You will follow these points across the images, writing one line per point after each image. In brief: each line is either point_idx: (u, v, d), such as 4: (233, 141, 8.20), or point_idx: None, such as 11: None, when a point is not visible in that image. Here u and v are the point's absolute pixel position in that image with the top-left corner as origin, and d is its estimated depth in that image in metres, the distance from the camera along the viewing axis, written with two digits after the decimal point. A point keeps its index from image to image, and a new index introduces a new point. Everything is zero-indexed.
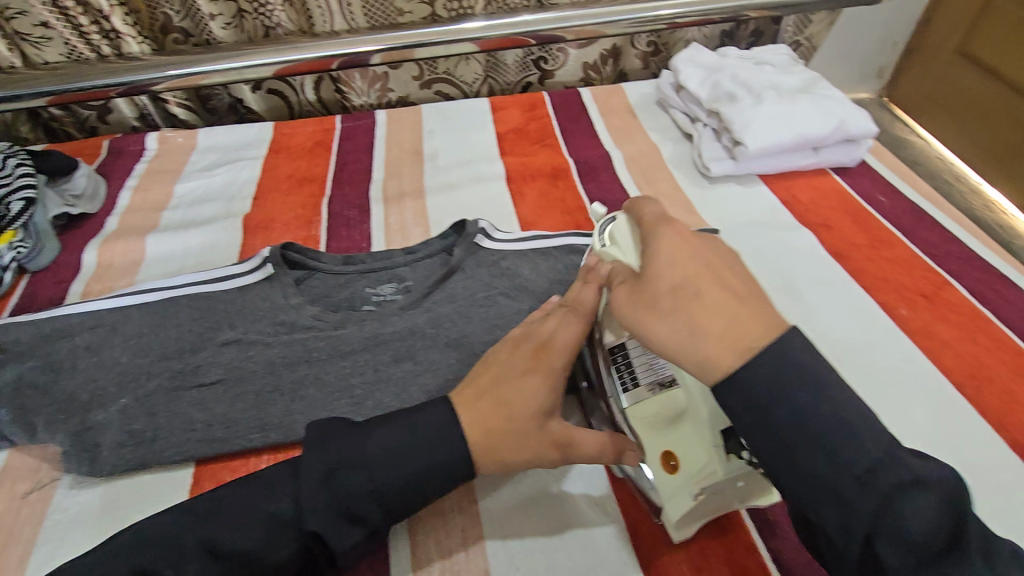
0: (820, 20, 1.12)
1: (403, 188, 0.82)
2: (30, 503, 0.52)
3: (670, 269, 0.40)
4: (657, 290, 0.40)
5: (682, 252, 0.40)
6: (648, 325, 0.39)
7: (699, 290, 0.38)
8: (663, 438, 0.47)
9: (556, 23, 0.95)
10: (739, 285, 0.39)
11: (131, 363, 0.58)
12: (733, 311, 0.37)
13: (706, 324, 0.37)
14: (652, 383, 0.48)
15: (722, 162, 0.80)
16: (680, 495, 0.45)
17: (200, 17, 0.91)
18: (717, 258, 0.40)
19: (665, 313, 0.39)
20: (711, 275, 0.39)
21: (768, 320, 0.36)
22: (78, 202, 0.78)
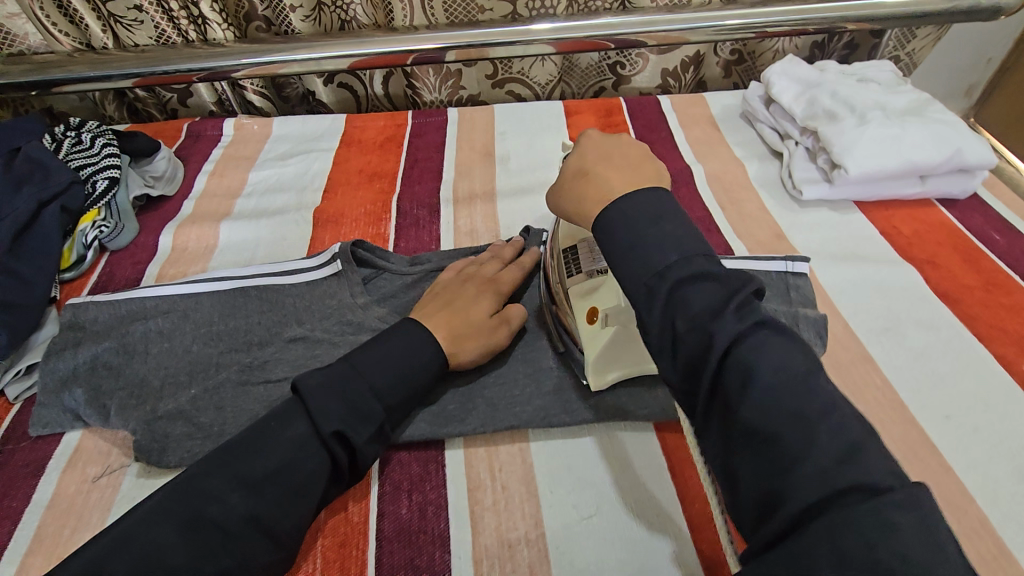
0: (926, 35, 1.03)
1: (474, 190, 0.80)
2: (100, 488, 0.51)
3: (575, 158, 0.50)
4: (565, 175, 0.51)
5: (596, 145, 0.51)
6: (563, 199, 0.50)
7: (591, 168, 0.48)
8: (586, 299, 0.53)
9: (640, 27, 0.91)
10: (630, 159, 0.48)
11: (201, 352, 0.58)
12: (605, 176, 0.47)
13: (585, 192, 0.47)
14: (589, 268, 0.54)
15: (816, 185, 0.74)
16: (597, 339, 0.51)
17: (282, 7, 0.92)
18: (625, 146, 0.50)
19: (566, 187, 0.50)
20: (604, 156, 0.49)
21: (640, 181, 0.45)
22: (157, 183, 0.80)
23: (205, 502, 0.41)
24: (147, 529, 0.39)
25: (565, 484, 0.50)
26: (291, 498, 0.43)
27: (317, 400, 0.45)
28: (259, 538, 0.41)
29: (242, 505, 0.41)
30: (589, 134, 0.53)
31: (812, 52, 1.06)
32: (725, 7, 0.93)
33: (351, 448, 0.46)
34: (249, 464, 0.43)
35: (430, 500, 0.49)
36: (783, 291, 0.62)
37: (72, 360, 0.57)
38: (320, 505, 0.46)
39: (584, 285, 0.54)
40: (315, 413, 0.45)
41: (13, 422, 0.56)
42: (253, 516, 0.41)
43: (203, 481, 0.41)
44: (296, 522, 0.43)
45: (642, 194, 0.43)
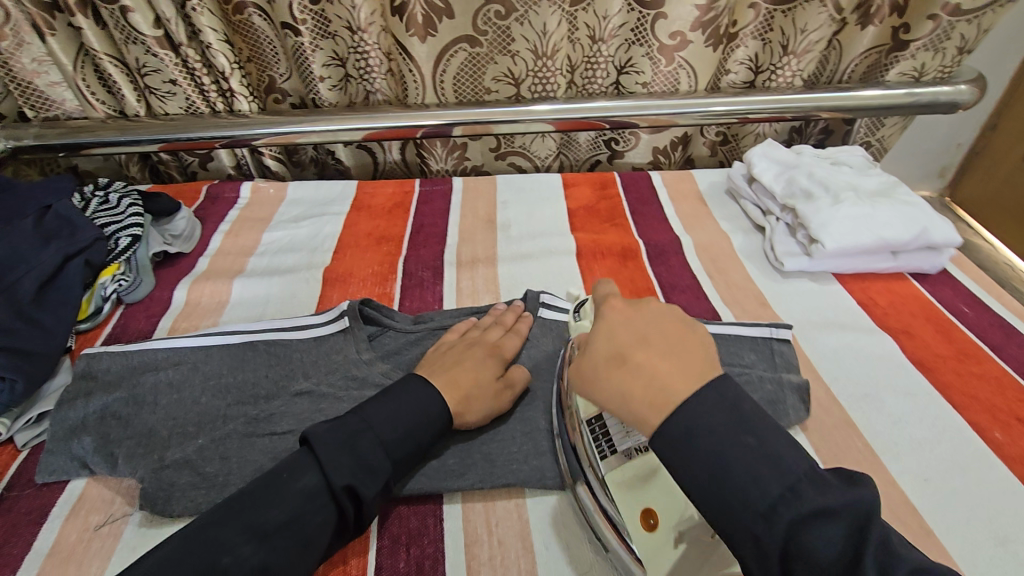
0: (893, 124, 1.12)
1: (477, 254, 0.85)
2: (101, 536, 0.52)
3: (604, 342, 0.44)
4: (594, 360, 0.44)
5: (622, 322, 0.45)
6: (598, 389, 0.43)
7: (628, 355, 0.42)
8: (637, 498, 0.48)
9: (631, 110, 1.01)
10: (669, 338, 0.43)
11: (209, 404, 0.60)
12: (650, 370, 0.41)
13: (631, 389, 0.41)
14: (627, 447, 0.50)
15: (796, 258, 0.79)
16: (662, 554, 0.45)
17: (311, 79, 0.99)
18: (657, 322, 0.44)
19: (599, 377, 0.43)
20: (642, 339, 0.43)
21: (694, 372, 0.41)
22: (176, 241, 0.84)
23: (217, 551, 0.42)
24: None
25: (561, 541, 0.51)
26: (298, 549, 0.44)
27: (327, 453, 0.47)
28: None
29: (254, 556, 0.42)
30: (608, 303, 0.47)
31: (790, 136, 1.15)
32: (709, 94, 1.02)
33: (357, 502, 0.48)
34: (259, 515, 0.44)
35: (427, 554, 0.50)
36: (768, 355, 0.65)
37: (83, 410, 0.59)
38: (324, 558, 0.47)
39: (633, 477, 0.49)
40: (327, 466, 0.47)
41: (18, 470, 0.57)
42: (263, 566, 0.42)
43: (214, 531, 0.43)
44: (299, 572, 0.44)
45: (705, 398, 0.39)
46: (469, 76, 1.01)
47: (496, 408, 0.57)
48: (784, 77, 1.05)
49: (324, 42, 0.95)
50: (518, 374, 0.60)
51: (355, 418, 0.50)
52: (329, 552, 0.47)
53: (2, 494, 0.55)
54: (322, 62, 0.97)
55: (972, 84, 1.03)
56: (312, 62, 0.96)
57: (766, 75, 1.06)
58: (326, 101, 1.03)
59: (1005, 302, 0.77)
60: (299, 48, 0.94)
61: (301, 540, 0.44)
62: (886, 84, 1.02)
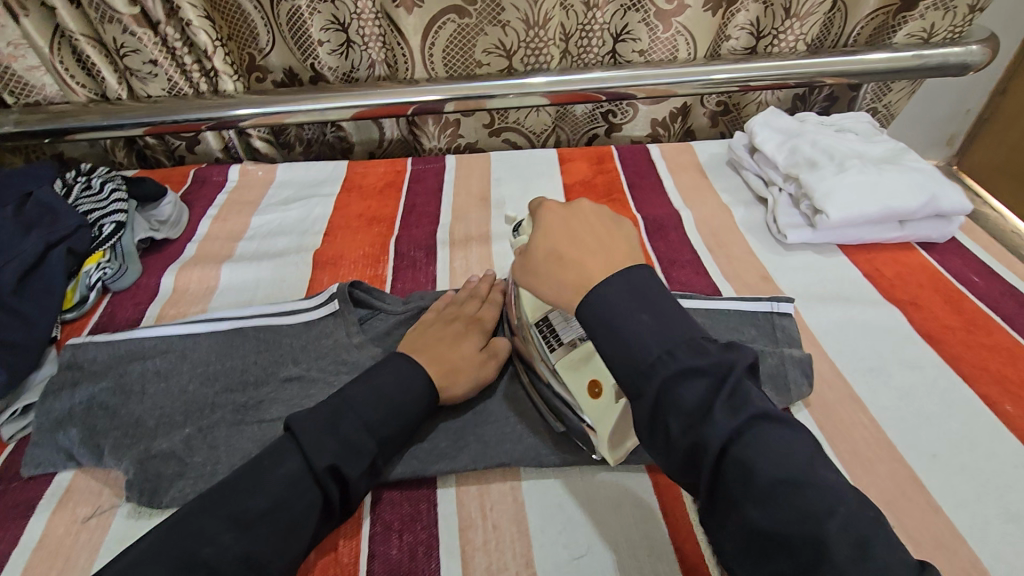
0: (901, 89, 1.08)
1: (470, 232, 0.83)
2: (89, 528, 0.51)
3: (541, 240, 0.47)
4: (533, 261, 0.47)
5: (556, 222, 0.48)
6: (538, 280, 0.46)
7: (562, 252, 0.46)
8: (576, 379, 0.52)
9: (629, 81, 0.97)
10: (599, 236, 0.46)
11: (197, 392, 0.59)
12: (572, 257, 0.45)
13: (564, 278, 0.45)
14: (570, 338, 0.54)
15: (799, 230, 0.77)
16: (607, 414, 0.48)
17: (308, 44, 0.95)
18: (587, 219, 0.48)
19: (537, 273, 0.47)
20: (573, 239, 0.46)
21: (620, 264, 0.44)
22: (162, 227, 0.82)
23: (199, 542, 0.40)
24: (139, 570, 0.39)
25: (556, 523, 0.50)
26: (282, 535, 0.43)
27: (309, 437, 0.46)
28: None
29: (237, 544, 0.41)
30: (545, 205, 0.50)
31: (794, 104, 1.12)
32: (709, 62, 0.99)
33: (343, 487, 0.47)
34: (241, 504, 0.43)
35: (421, 540, 0.49)
36: (770, 331, 0.64)
37: (69, 401, 0.58)
38: (310, 546, 0.45)
39: (574, 356, 0.53)
40: (310, 451, 0.45)
41: (6, 463, 0.56)
42: (247, 554, 0.41)
43: (197, 519, 0.42)
44: (286, 560, 0.43)
45: (622, 281, 0.42)
46: (459, 48, 0.97)
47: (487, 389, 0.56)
48: (787, 42, 1.01)
49: (322, 5, 0.90)
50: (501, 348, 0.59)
51: (341, 404, 0.48)
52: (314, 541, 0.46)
53: None
54: (320, 26, 0.92)
55: (983, 45, 0.98)
56: (309, 24, 0.92)
57: (768, 40, 1.02)
58: (326, 64, 0.98)
59: (1018, 270, 0.74)
60: (296, 11, 0.90)
61: (289, 529, 0.43)
62: (894, 46, 0.98)
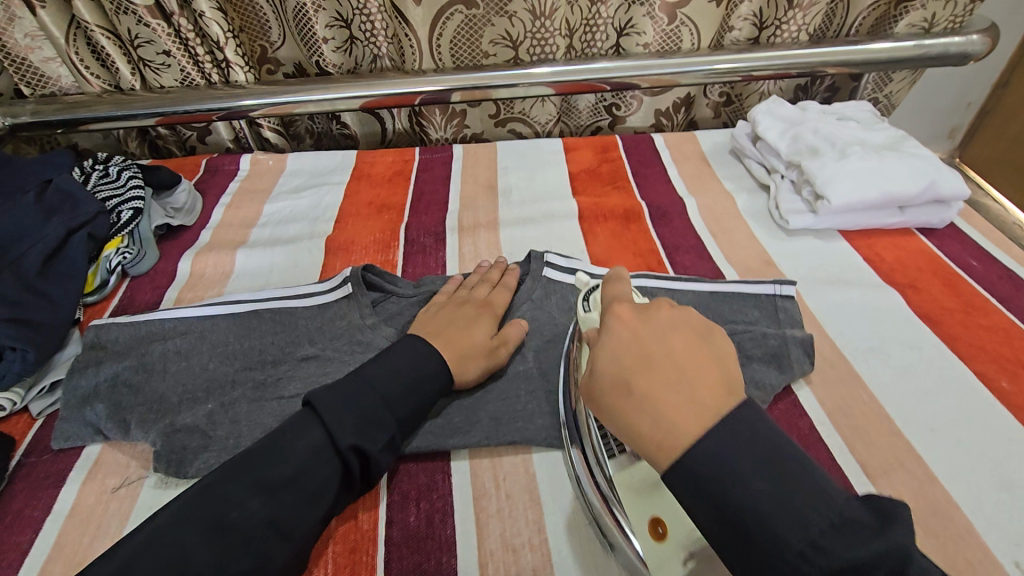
0: (902, 79, 1.10)
1: (478, 219, 0.85)
2: (118, 498, 0.53)
3: (609, 362, 0.40)
4: (600, 386, 0.40)
5: (625, 335, 0.41)
6: (609, 415, 0.39)
7: (634, 382, 0.39)
8: (639, 515, 0.44)
9: (634, 71, 0.99)
10: (683, 363, 0.39)
11: (217, 370, 0.60)
12: (651, 396, 0.38)
13: (638, 422, 0.38)
14: (636, 452, 0.47)
15: (801, 215, 0.78)
16: (667, 569, 0.41)
17: (313, 41, 0.96)
18: (668, 337, 0.40)
19: (607, 408, 0.40)
20: (650, 367, 0.39)
21: (710, 404, 0.36)
22: (177, 214, 0.84)
23: (226, 507, 0.42)
24: (172, 533, 0.41)
25: (567, 492, 0.52)
26: (305, 501, 0.45)
27: (330, 412, 0.48)
28: (274, 540, 0.43)
29: (262, 510, 0.43)
30: (614, 314, 0.43)
31: (796, 94, 1.13)
32: (713, 52, 1.00)
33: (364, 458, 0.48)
34: (264, 473, 0.45)
35: (437, 508, 0.51)
36: (772, 312, 0.66)
37: (95, 378, 0.60)
38: (332, 513, 0.48)
39: (637, 481, 0.45)
40: (332, 424, 0.47)
41: (35, 437, 0.58)
42: (273, 519, 0.43)
43: (223, 487, 0.44)
44: (308, 525, 0.45)
45: (721, 435, 0.35)
46: (466, 40, 0.99)
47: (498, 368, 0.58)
48: (790, 32, 1.02)
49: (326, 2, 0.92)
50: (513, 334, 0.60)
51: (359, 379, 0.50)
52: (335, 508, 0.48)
53: (21, 461, 0.56)
54: (324, 24, 0.94)
55: (984, 34, 0.99)
56: (313, 24, 0.94)
57: (771, 30, 1.03)
58: (330, 62, 1.00)
59: (1015, 255, 0.76)
60: (299, 10, 0.91)
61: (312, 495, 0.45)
62: (896, 36, 1.00)
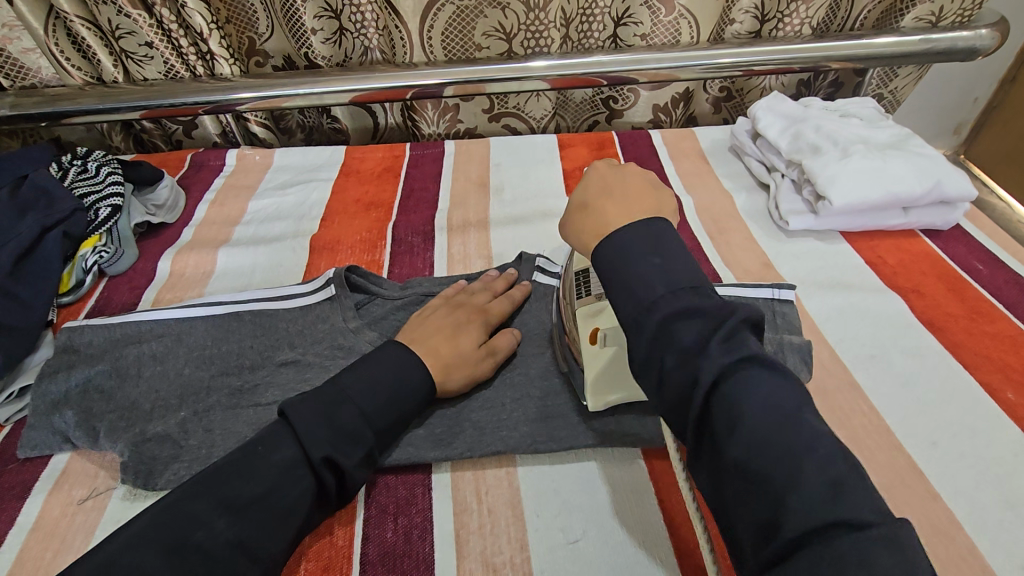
0: (907, 74, 1.07)
1: (469, 218, 0.82)
2: (85, 511, 0.51)
3: (577, 193, 0.50)
4: (567, 210, 0.50)
5: (596, 172, 0.50)
6: (567, 224, 0.49)
7: (590, 203, 0.48)
8: (588, 321, 0.53)
9: (631, 65, 0.96)
10: (632, 194, 0.48)
11: (192, 375, 0.58)
12: (598, 206, 0.47)
13: (582, 227, 0.47)
14: (598, 290, 0.53)
15: (802, 216, 0.76)
16: (593, 360, 0.52)
17: (302, 31, 0.93)
18: (631, 180, 0.49)
19: (566, 219, 0.49)
20: (606, 194, 0.48)
21: (640, 217, 0.45)
22: (159, 211, 0.82)
23: (190, 528, 0.40)
24: (131, 554, 0.38)
25: (551, 508, 0.50)
26: (274, 522, 0.43)
27: (306, 427, 0.45)
28: (240, 563, 0.40)
29: (228, 530, 0.41)
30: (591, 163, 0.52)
31: (799, 89, 1.10)
32: (713, 46, 0.97)
33: (340, 476, 0.46)
34: (233, 490, 0.43)
35: (416, 523, 0.49)
36: (769, 317, 0.63)
37: (65, 383, 0.57)
38: (302, 534, 0.45)
39: (591, 306, 0.53)
40: (306, 439, 0.45)
41: (3, 445, 0.56)
42: (240, 540, 0.41)
43: (189, 505, 0.41)
44: (279, 543, 0.43)
45: (639, 231, 0.42)
46: (459, 32, 0.96)
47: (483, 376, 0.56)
48: (792, 25, 0.99)
49: None
50: (501, 345, 0.57)
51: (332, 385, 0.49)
52: (307, 529, 0.45)
53: None
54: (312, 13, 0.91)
55: (993, 28, 0.96)
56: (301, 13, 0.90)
57: (772, 23, 1.00)
58: (319, 54, 0.98)
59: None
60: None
61: (282, 513, 0.43)
62: (902, 30, 0.97)
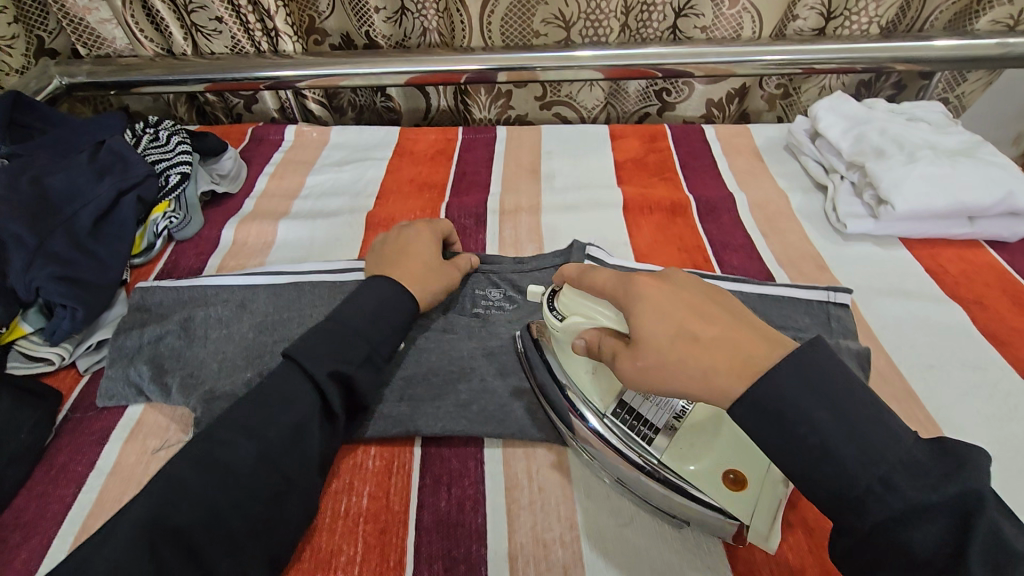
0: (976, 79, 1.03)
1: (521, 203, 0.83)
2: (157, 460, 0.54)
3: (659, 324, 0.42)
4: (661, 346, 0.41)
5: (659, 299, 0.43)
6: (652, 368, 0.42)
7: (693, 331, 0.42)
8: (700, 455, 0.46)
9: (689, 58, 0.95)
10: (707, 310, 0.43)
11: (255, 339, 0.61)
12: (694, 356, 0.41)
13: (714, 364, 0.40)
14: (667, 420, 0.48)
15: (861, 220, 0.75)
16: (762, 512, 0.43)
17: (365, 10, 0.95)
18: (693, 297, 0.44)
19: (649, 361, 0.42)
20: (694, 317, 0.42)
21: (766, 343, 0.41)
22: (222, 181, 0.85)
23: (215, 445, 0.44)
24: (184, 481, 0.42)
25: (601, 491, 0.51)
26: (289, 438, 0.46)
27: (307, 352, 0.49)
28: (268, 473, 0.44)
29: (255, 449, 0.44)
30: (642, 287, 0.44)
31: (859, 90, 1.07)
32: (775, 42, 0.95)
33: (348, 390, 0.51)
34: (250, 414, 0.46)
35: (468, 494, 0.50)
36: (824, 320, 0.63)
37: (139, 339, 0.61)
38: (326, 448, 0.48)
39: (685, 444, 0.47)
40: (306, 362, 0.49)
41: (81, 393, 0.60)
42: (262, 454, 0.44)
43: (220, 435, 0.45)
44: (308, 460, 0.46)
45: (788, 368, 0.38)
46: (518, 18, 0.96)
47: (448, 281, 0.62)
48: (859, 24, 0.97)
49: None
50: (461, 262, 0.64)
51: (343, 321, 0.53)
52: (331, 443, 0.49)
53: (67, 416, 0.58)
54: None
55: None
56: None
57: (838, 21, 0.98)
58: (380, 33, 0.99)
59: None
60: None
61: None
62: (975, 33, 0.93)
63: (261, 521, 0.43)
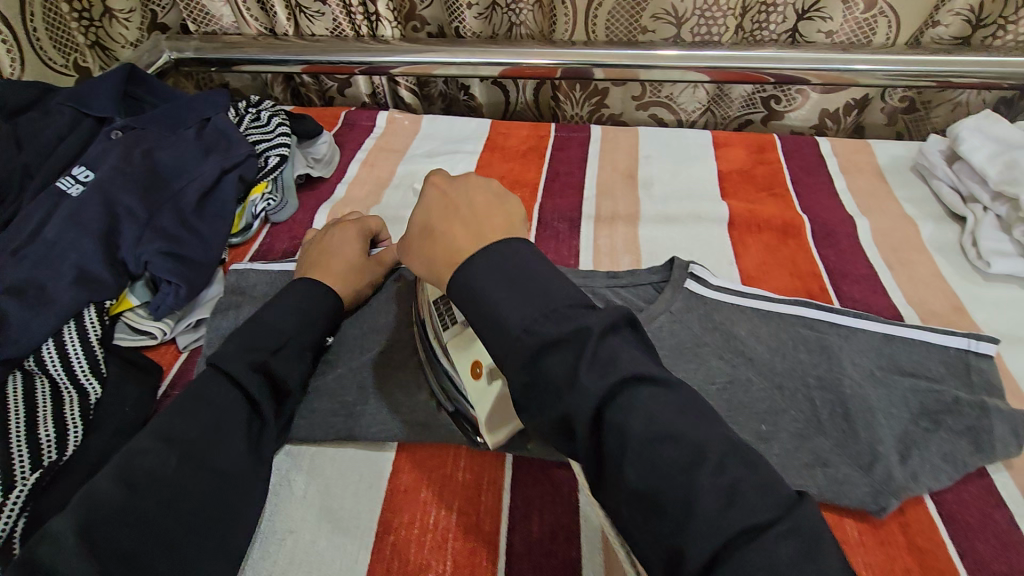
0: None
1: (617, 210, 0.79)
2: None
3: (419, 217, 0.47)
4: (413, 233, 0.46)
5: (452, 196, 0.47)
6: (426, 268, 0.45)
7: (434, 225, 0.45)
8: (462, 354, 0.50)
9: (811, 64, 0.87)
10: (478, 210, 0.46)
11: (346, 333, 0.59)
12: (478, 219, 0.45)
13: (438, 251, 0.44)
14: (457, 319, 0.52)
15: (1008, 259, 0.66)
16: (483, 399, 0.48)
17: (457, 6, 0.93)
18: (477, 193, 0.47)
19: (418, 246, 0.46)
20: (465, 207, 0.46)
21: (486, 227, 0.44)
22: (317, 165, 0.85)
23: (133, 453, 0.42)
24: (122, 495, 0.40)
25: None
26: (210, 436, 0.45)
27: (219, 352, 0.49)
28: (198, 472, 0.43)
29: (175, 453, 0.43)
30: (432, 181, 0.49)
31: (998, 109, 0.96)
32: (910, 50, 0.86)
33: (272, 381, 0.50)
34: (177, 415, 0.45)
35: (563, 524, 0.48)
36: (963, 372, 0.55)
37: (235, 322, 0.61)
38: (255, 445, 0.47)
39: (458, 339, 0.51)
40: (221, 361, 0.48)
41: (180, 369, 0.61)
42: (186, 458, 0.43)
43: (143, 444, 0.43)
44: (235, 458, 0.45)
45: (512, 251, 0.41)
46: (625, 12, 0.91)
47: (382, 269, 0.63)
48: (1013, 34, 0.86)
49: None
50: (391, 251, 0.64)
51: (269, 318, 0.52)
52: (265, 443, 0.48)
53: (167, 390, 0.59)
54: None
55: None
56: None
57: (988, 30, 0.87)
58: (470, 29, 0.97)
59: None
60: None
61: None
62: None
63: (201, 521, 0.42)
